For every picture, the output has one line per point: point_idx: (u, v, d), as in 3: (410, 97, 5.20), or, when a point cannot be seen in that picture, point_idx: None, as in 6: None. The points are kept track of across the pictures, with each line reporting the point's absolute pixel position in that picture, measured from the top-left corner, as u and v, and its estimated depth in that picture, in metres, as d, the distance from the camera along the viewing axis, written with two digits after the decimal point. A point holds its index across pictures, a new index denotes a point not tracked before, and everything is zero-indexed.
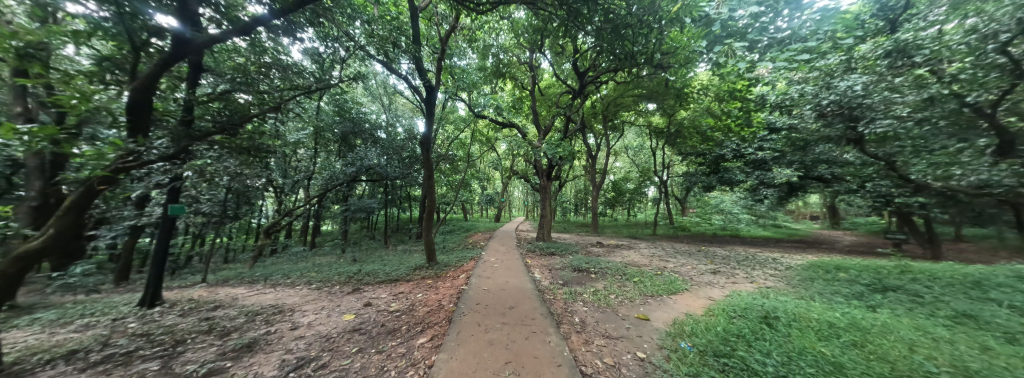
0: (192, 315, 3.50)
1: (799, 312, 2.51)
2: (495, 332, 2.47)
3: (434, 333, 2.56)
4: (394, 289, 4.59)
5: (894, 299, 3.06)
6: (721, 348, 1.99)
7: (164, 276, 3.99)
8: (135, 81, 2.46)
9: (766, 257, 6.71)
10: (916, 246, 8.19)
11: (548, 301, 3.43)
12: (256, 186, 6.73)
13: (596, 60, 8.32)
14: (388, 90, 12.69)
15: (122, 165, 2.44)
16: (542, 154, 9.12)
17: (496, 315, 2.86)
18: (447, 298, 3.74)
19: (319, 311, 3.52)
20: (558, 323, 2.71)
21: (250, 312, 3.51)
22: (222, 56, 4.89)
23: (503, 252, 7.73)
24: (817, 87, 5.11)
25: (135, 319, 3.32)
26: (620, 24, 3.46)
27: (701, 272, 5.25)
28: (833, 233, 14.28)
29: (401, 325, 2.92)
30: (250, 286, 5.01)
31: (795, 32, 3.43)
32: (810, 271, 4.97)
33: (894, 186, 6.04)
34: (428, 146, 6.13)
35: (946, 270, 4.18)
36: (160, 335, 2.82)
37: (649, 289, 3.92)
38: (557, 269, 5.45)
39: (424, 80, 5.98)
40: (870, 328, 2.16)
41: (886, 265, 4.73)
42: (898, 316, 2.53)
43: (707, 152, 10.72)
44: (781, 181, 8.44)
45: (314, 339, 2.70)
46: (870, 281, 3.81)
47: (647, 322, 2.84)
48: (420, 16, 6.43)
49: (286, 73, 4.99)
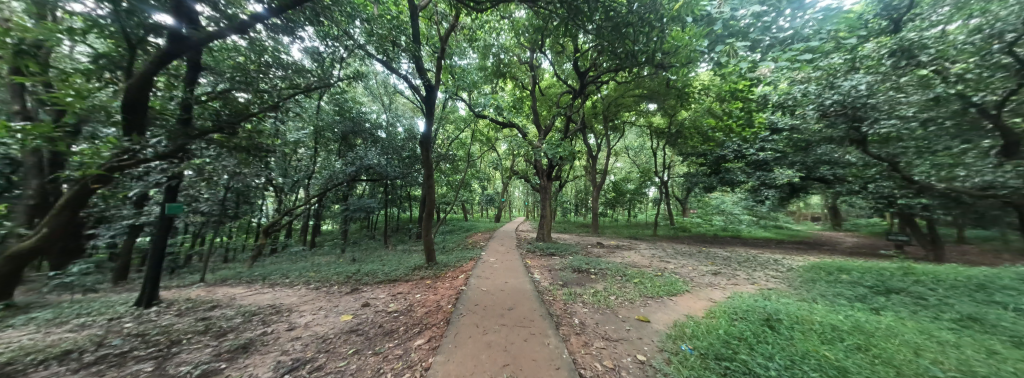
0: (189, 315, 3.47)
1: (801, 315, 2.48)
2: (493, 334, 2.44)
3: (432, 335, 2.53)
4: (392, 289, 4.57)
5: (897, 301, 3.03)
6: (722, 352, 1.96)
7: (161, 276, 3.97)
8: (131, 79, 2.44)
9: (766, 258, 6.68)
10: (919, 247, 8.15)
11: (548, 302, 3.40)
12: (256, 185, 6.72)
13: (596, 60, 8.31)
14: (388, 90, 12.67)
15: (118, 163, 2.45)
16: (542, 154, 9.09)
17: (495, 316, 2.84)
18: (445, 298, 3.71)
19: (318, 312, 3.50)
20: (557, 325, 2.68)
21: (247, 313, 3.49)
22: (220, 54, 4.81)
23: (503, 252, 7.72)
24: (821, 86, 5.10)
25: (131, 319, 3.30)
26: (621, 22, 3.43)
27: (701, 273, 5.22)
28: (834, 234, 14.23)
29: (398, 327, 2.89)
30: (249, 286, 4.99)
31: (798, 32, 3.40)
32: (812, 273, 4.93)
33: (896, 187, 6.02)
34: (427, 146, 6.11)
35: (950, 272, 4.13)
36: (156, 336, 2.80)
37: (649, 290, 3.89)
38: (556, 269, 5.41)
39: (424, 81, 5.97)
40: (874, 331, 2.12)
41: (889, 267, 4.69)
42: (902, 319, 2.50)
43: (708, 153, 10.68)
44: (783, 182, 8.08)
45: (310, 340, 2.68)
46: (873, 283, 3.77)
47: (647, 324, 2.81)
48: (420, 15, 6.41)
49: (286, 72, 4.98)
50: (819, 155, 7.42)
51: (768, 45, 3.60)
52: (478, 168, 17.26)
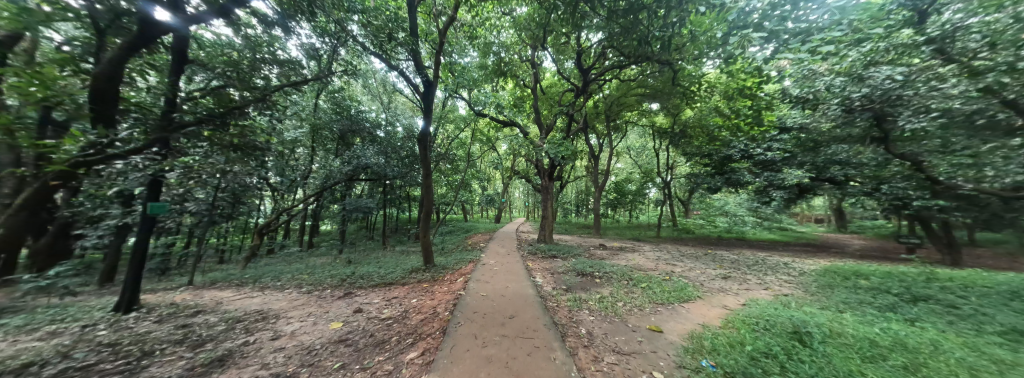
0: (169, 322, 3.25)
1: (831, 327, 2.26)
2: (492, 347, 2.22)
3: (426, 347, 2.32)
4: (387, 293, 4.36)
5: (930, 310, 2.80)
6: (751, 371, 1.74)
7: (142, 280, 3.75)
8: (102, 66, 2.22)
9: (777, 262, 6.45)
10: (931, 251, 7.93)
11: (551, 309, 3.18)
12: (249, 183, 6.48)
13: (600, 57, 8.13)
14: (388, 88, 12.45)
15: (85, 158, 2.21)
16: (544, 154, 8.89)
17: (495, 326, 2.62)
18: (442, 304, 3.50)
19: (307, 318, 3.29)
20: (562, 336, 2.46)
21: (232, 319, 3.28)
22: (211, 48, 4.59)
23: (504, 254, 7.51)
24: (847, 79, 4.73)
25: (106, 327, 3.08)
26: (635, 7, 3.20)
27: (711, 277, 5.01)
28: (839, 236, 14.03)
29: (391, 336, 2.68)
30: (238, 289, 4.77)
31: (818, 23, 3.19)
32: (827, 278, 4.71)
33: (912, 188, 5.81)
34: (425, 145, 5.88)
35: (976, 278, 3.91)
36: (127, 346, 2.58)
37: (658, 296, 3.68)
38: (559, 273, 5.21)
39: (423, 77, 5.79)
40: (918, 347, 1.91)
41: (910, 272, 4.46)
42: (942, 332, 2.28)
43: (714, 153, 10.29)
44: (792, 183, 7.95)
45: (294, 352, 2.46)
46: (898, 290, 3.54)
47: (660, 334, 2.59)
48: (420, 10, 6.23)
49: (284, 69, 4.81)
50: (829, 155, 7.21)
51: (789, 34, 3.37)
52: (478, 168, 17.07)
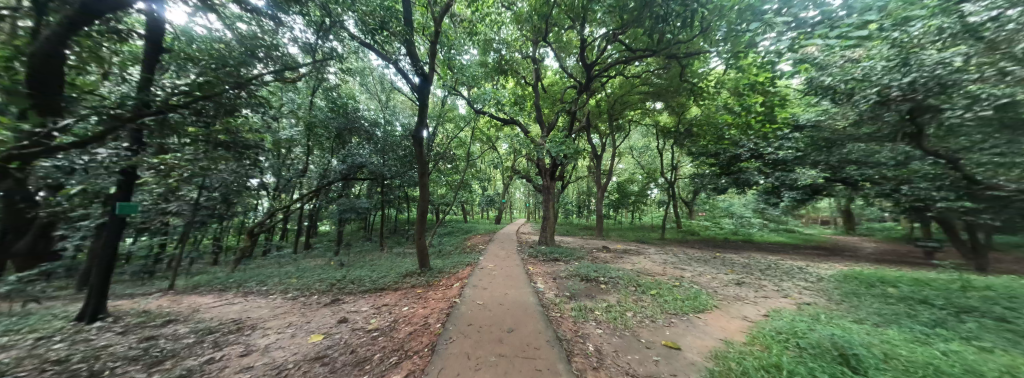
0: (134, 334, 2.96)
1: (880, 347, 1.95)
2: (488, 370, 1.91)
3: (410, 369, 2.00)
4: (378, 300, 4.08)
5: (985, 327, 2.46)
6: None
7: (109, 287, 3.46)
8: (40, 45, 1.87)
9: (789, 266, 6.15)
10: (951, 254, 7.58)
11: (554, 321, 2.88)
12: (236, 182, 6.17)
13: (604, 52, 7.81)
14: (386, 86, 12.21)
15: (24, 153, 1.84)
16: (546, 152, 8.57)
17: (491, 342, 2.32)
18: (435, 314, 3.19)
19: (286, 329, 3.00)
20: (568, 356, 2.14)
21: (203, 331, 2.98)
22: (202, 44, 4.41)
23: (503, 257, 7.21)
24: (890, 64, 4.28)
25: (62, 339, 2.79)
26: None
27: (724, 283, 4.69)
28: (849, 238, 13.68)
29: (374, 353, 2.37)
30: (219, 295, 4.48)
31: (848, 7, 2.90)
32: (850, 285, 4.38)
33: (935, 189, 5.48)
34: (420, 142, 5.55)
35: (1019, 287, 3.58)
36: (75, 364, 2.28)
37: (670, 305, 3.36)
38: (562, 278, 4.90)
39: (418, 70, 5.45)
40: (996, 375, 1.59)
41: (942, 280, 4.12)
42: (1012, 354, 1.96)
43: (721, 152, 9.84)
44: (806, 183, 7.71)
45: (262, 372, 2.16)
46: (937, 301, 3.21)
47: (679, 352, 2.28)
48: (416, 2, 5.94)
49: (275, 64, 4.56)
50: (845, 154, 6.87)
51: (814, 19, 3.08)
52: (478, 168, 16.77)
